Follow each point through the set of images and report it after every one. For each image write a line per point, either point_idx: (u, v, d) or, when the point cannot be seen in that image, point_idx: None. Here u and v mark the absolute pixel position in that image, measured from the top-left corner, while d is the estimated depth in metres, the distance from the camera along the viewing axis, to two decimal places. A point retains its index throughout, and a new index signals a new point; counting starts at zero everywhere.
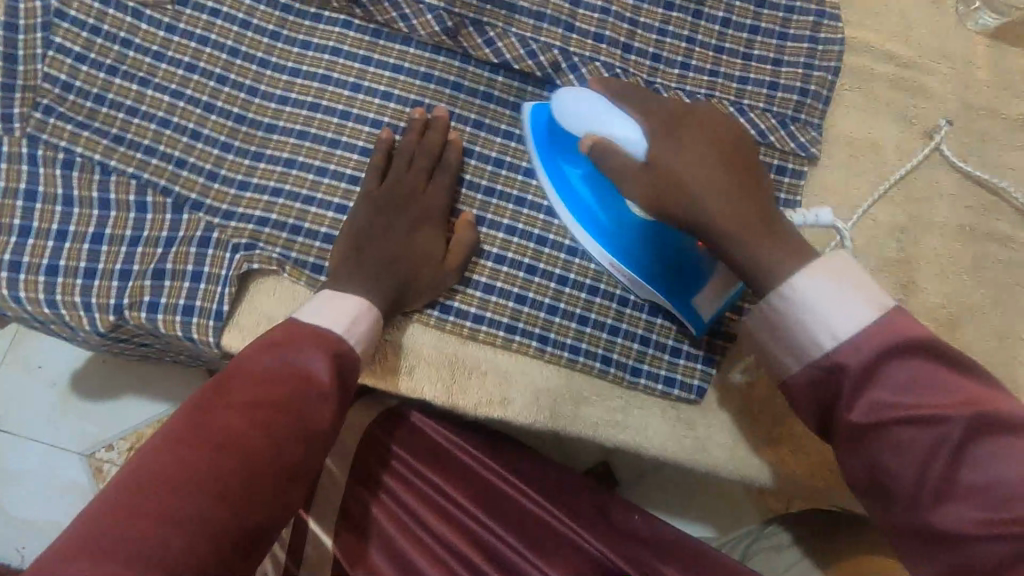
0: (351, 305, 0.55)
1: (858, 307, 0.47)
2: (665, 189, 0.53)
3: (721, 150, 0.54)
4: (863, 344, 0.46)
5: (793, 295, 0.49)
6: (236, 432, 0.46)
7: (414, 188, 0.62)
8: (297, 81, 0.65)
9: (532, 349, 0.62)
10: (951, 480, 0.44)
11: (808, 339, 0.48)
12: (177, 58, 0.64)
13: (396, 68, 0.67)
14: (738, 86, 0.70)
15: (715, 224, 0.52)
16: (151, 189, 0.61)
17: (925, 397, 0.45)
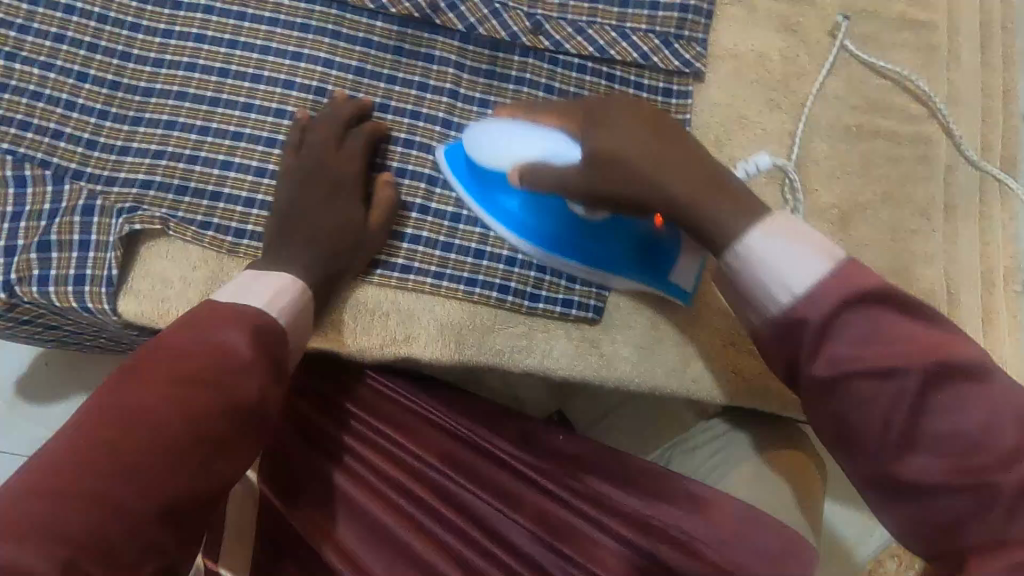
0: (275, 280, 0.54)
1: (809, 259, 0.43)
2: (607, 174, 0.49)
3: (642, 133, 0.49)
4: (825, 295, 0.42)
5: (748, 255, 0.45)
6: (155, 411, 0.44)
7: (327, 154, 0.61)
8: (171, 43, 0.65)
9: (429, 286, 0.63)
10: (910, 435, 0.41)
11: (765, 297, 0.45)
12: (44, 30, 0.63)
13: (271, 22, 0.66)
14: (620, 9, 0.70)
15: (677, 195, 0.48)
16: (28, 162, 0.60)
17: (883, 345, 0.41)
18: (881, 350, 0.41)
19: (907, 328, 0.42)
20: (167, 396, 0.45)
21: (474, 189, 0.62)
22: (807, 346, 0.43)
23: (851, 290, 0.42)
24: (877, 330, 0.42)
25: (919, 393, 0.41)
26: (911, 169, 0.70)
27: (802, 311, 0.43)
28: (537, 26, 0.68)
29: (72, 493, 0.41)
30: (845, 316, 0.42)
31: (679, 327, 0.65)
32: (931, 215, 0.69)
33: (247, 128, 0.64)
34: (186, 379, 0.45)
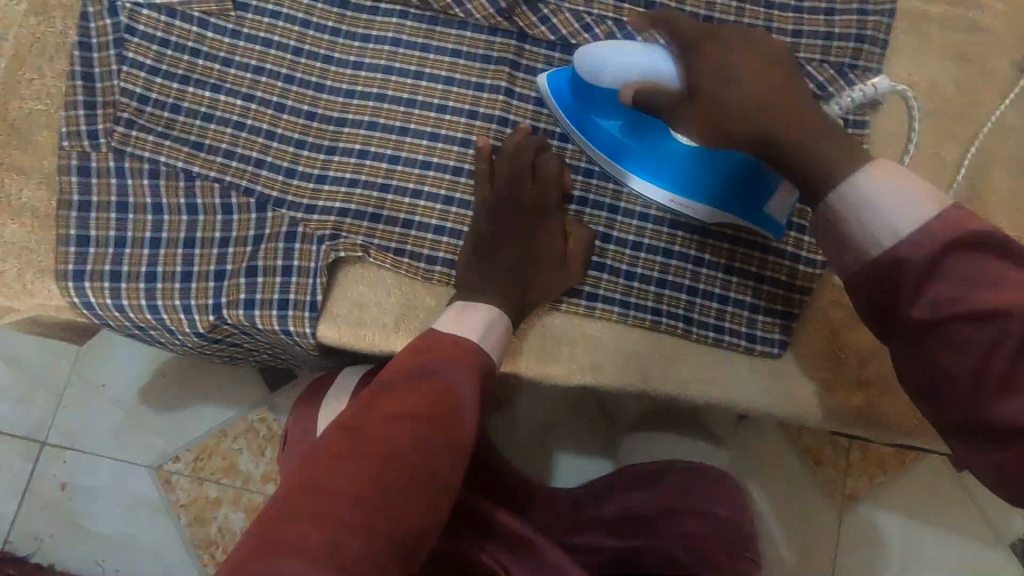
0: (485, 312, 0.57)
1: (918, 200, 0.43)
2: (700, 112, 0.51)
3: (752, 57, 0.50)
4: (933, 235, 0.41)
5: (856, 199, 0.45)
6: (395, 445, 0.44)
7: (518, 165, 0.63)
8: (361, 74, 0.67)
9: (615, 315, 0.63)
10: (1010, 372, 0.40)
11: (868, 234, 0.44)
12: (245, 63, 0.66)
13: (455, 54, 0.68)
14: (793, 39, 0.70)
15: (769, 129, 0.48)
16: (235, 191, 0.63)
17: (982, 289, 0.40)
18: (981, 293, 0.40)
19: (1007, 273, 0.41)
20: (402, 428, 0.45)
21: (571, 114, 0.63)
22: (905, 287, 0.42)
23: (951, 232, 0.41)
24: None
25: (1019, 335, 0.39)
26: None
27: (907, 253, 0.42)
28: None
29: (329, 523, 0.40)
30: (950, 252, 0.41)
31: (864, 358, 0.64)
32: None
33: (434, 156, 0.66)
34: (415, 414, 0.46)
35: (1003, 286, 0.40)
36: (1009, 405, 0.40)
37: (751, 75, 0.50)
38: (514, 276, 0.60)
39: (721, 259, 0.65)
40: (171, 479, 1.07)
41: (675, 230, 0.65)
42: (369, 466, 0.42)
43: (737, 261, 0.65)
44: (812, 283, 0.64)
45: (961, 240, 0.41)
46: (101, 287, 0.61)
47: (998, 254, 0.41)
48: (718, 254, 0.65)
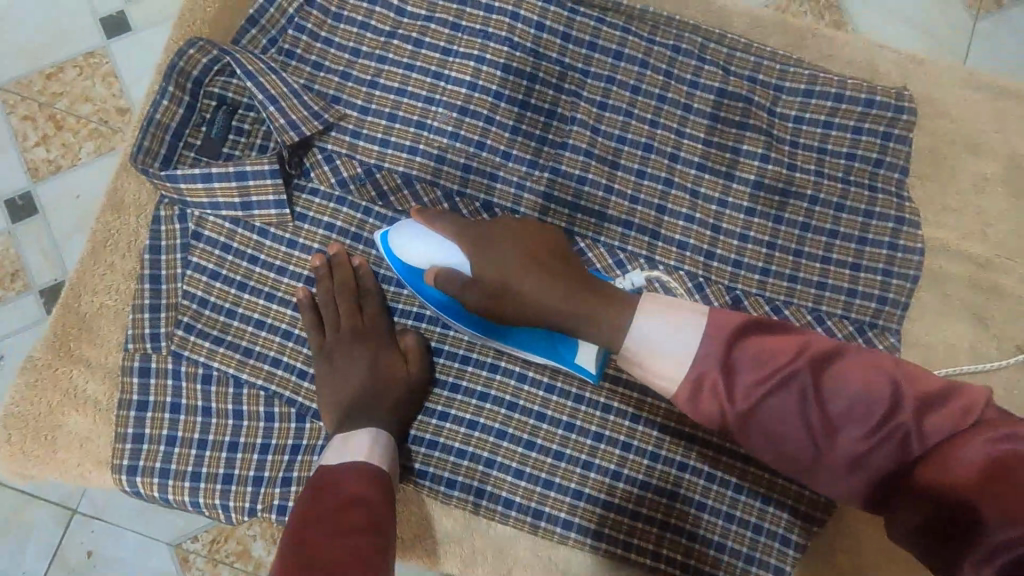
0: (363, 432, 0.62)
1: (684, 327, 0.54)
2: (516, 301, 0.61)
3: (525, 249, 0.63)
4: (711, 347, 0.53)
5: (636, 337, 0.56)
6: (331, 547, 0.47)
7: (363, 323, 0.69)
8: (404, 292, 0.72)
9: (618, 554, 0.68)
10: (828, 420, 0.50)
11: (672, 369, 0.54)
12: (298, 272, 0.71)
13: None
14: (817, 292, 0.73)
15: (567, 315, 0.59)
16: (278, 399, 0.68)
17: (767, 364, 0.51)
18: (770, 369, 0.51)
19: (780, 345, 0.52)
20: (333, 555, 0.47)
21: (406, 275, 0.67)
22: (723, 390, 0.52)
23: (725, 336, 0.53)
24: (844, 384, 0.50)
25: (813, 388, 0.50)
26: None
27: (699, 366, 0.53)
28: (736, 301, 0.73)
29: None
30: (732, 350, 0.52)
31: None
32: None
33: (463, 379, 0.70)
34: (339, 546, 0.48)
35: (780, 356, 0.51)
36: (839, 441, 0.50)
37: (512, 258, 0.62)
38: (386, 421, 0.65)
39: (723, 505, 0.69)
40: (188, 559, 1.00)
41: (682, 472, 0.69)
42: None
43: (738, 510, 0.69)
44: (807, 540, 0.68)
45: (728, 332, 0.53)
46: (151, 482, 0.67)
47: (754, 335, 0.53)
48: (720, 501, 0.69)
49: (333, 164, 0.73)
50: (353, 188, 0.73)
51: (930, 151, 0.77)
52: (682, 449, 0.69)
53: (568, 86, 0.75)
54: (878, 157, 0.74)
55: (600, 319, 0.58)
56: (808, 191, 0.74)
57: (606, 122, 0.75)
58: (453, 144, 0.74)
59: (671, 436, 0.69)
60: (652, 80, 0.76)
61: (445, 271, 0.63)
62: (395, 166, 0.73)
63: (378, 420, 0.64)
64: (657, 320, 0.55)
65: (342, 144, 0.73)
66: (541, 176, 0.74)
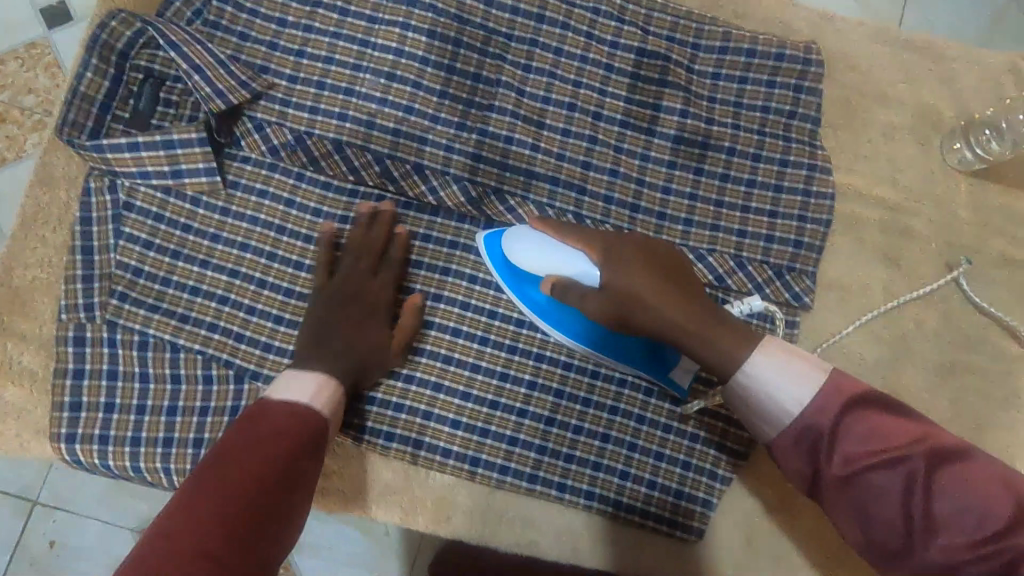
0: (315, 376, 0.61)
1: (808, 377, 0.54)
2: (618, 304, 0.61)
3: (658, 264, 0.62)
4: (827, 406, 0.53)
5: (755, 378, 0.56)
6: (275, 457, 0.51)
7: (364, 285, 0.70)
8: (338, 254, 0.73)
9: (552, 496, 0.71)
10: (932, 519, 0.49)
11: (777, 411, 0.55)
12: (231, 239, 0.72)
13: (425, 238, 0.74)
14: (738, 239, 0.76)
15: (679, 329, 0.59)
16: (215, 362, 0.70)
17: (881, 442, 0.52)
18: (884, 450, 0.51)
19: (898, 424, 0.52)
20: (265, 458, 0.51)
21: (507, 275, 0.70)
22: (819, 455, 0.54)
23: (843, 398, 0.53)
24: (873, 432, 0.52)
25: (927, 474, 0.50)
26: (1001, 404, 0.76)
27: (784, 411, 0.55)
28: None
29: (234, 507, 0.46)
30: (845, 419, 0.53)
31: (774, 534, 0.73)
32: (1013, 453, 0.76)
33: None
34: (244, 494, 0.47)
35: (893, 437, 0.51)
36: (934, 541, 0.49)
37: (656, 274, 0.61)
38: (366, 367, 0.67)
39: (653, 445, 0.72)
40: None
41: (614, 415, 0.72)
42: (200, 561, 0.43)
43: (667, 448, 0.72)
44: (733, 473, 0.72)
45: (851, 398, 0.53)
46: (91, 448, 0.68)
47: (877, 408, 0.53)
48: (650, 441, 0.72)
49: (262, 132, 0.74)
50: (283, 155, 0.74)
51: (842, 102, 0.80)
52: (613, 393, 0.72)
53: (492, 50, 0.77)
54: (791, 108, 0.78)
55: (715, 344, 0.58)
56: (726, 143, 0.77)
57: (531, 84, 0.77)
58: (382, 109, 0.76)
59: (602, 381, 0.73)
60: (574, 41, 0.78)
61: (564, 284, 0.63)
62: (325, 132, 0.75)
63: (338, 370, 0.64)
64: (775, 365, 0.55)
65: (271, 112, 0.74)
66: (469, 137, 0.76)
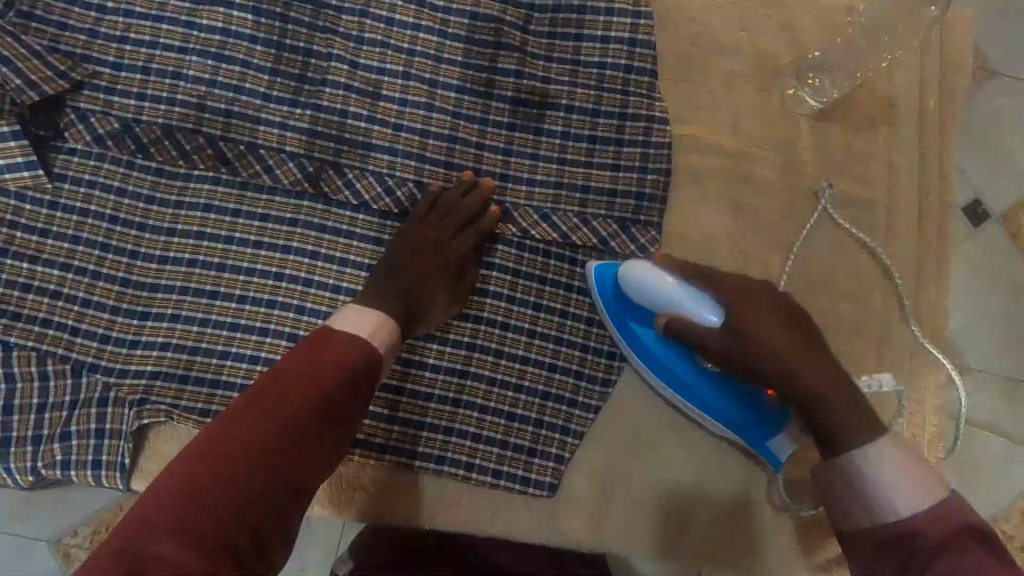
0: (376, 312, 0.61)
1: (926, 489, 0.50)
2: (740, 358, 0.62)
3: (791, 324, 0.63)
4: (936, 520, 0.48)
5: (867, 466, 0.52)
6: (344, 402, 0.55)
7: (436, 224, 0.72)
8: (175, 240, 0.72)
9: (401, 463, 0.71)
10: None
11: (880, 508, 0.51)
12: (61, 232, 0.71)
13: (263, 217, 0.73)
14: (582, 196, 0.76)
15: (801, 384, 0.59)
16: (51, 358, 0.69)
17: (973, 569, 0.45)
18: (968, 574, 0.45)
19: (994, 564, 0.46)
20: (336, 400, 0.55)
21: (613, 307, 0.71)
22: (904, 557, 0.48)
23: (958, 524, 0.48)
24: (970, 559, 0.46)
25: None
26: (848, 340, 0.78)
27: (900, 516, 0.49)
28: (506, 213, 0.76)
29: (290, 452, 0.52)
30: (945, 536, 0.47)
31: (627, 482, 0.73)
32: (862, 385, 0.78)
33: (242, 318, 0.72)
34: (306, 404, 0.53)
35: (995, 573, 0.45)
36: None
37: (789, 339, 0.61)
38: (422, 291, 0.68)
39: (504, 406, 0.73)
40: (69, 553, 0.97)
41: (464, 379, 0.73)
42: (243, 453, 0.50)
43: (519, 408, 0.73)
44: (584, 427, 0.73)
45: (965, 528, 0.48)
46: None
47: (979, 543, 0.47)
48: (502, 402, 0.73)
49: (87, 122, 0.73)
50: (110, 143, 0.73)
51: (681, 55, 0.81)
52: (462, 358, 0.73)
53: (322, 23, 0.76)
54: (627, 63, 0.78)
55: (830, 407, 0.57)
56: (564, 102, 0.77)
57: (364, 56, 0.77)
58: (212, 90, 0.74)
59: (450, 347, 0.73)
60: (406, 10, 0.77)
61: (678, 320, 0.64)
62: (153, 118, 0.73)
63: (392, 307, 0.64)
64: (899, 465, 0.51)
65: (95, 101, 0.73)
66: (303, 113, 0.75)
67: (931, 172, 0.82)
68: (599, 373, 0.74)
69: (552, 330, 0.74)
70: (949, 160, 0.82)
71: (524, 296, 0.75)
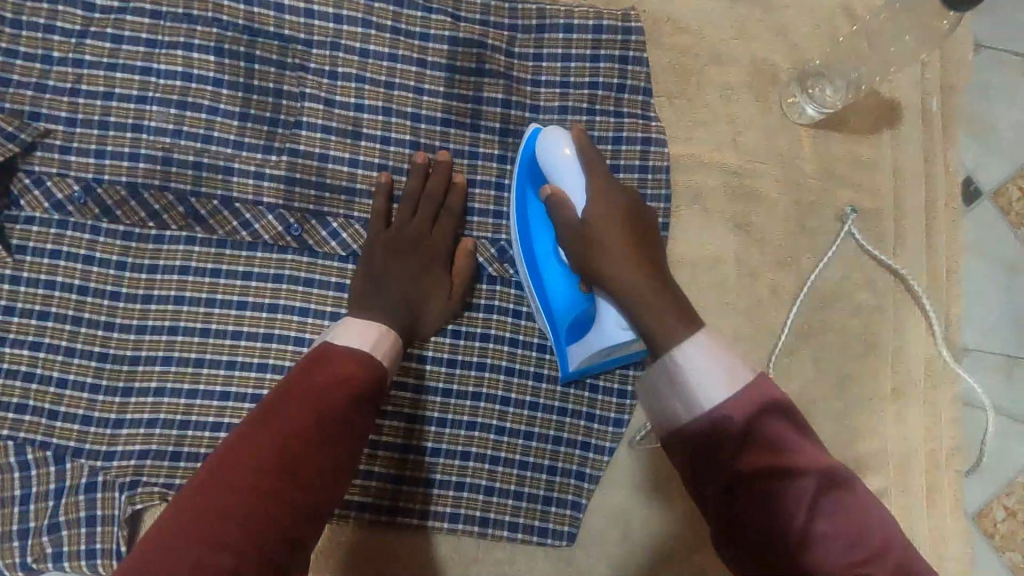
0: (372, 324, 0.59)
1: (731, 378, 0.46)
2: (608, 236, 0.61)
3: (635, 233, 0.62)
4: (736, 409, 0.45)
5: (679, 363, 0.49)
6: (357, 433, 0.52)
7: (422, 231, 0.69)
8: (152, 307, 0.67)
9: (414, 524, 0.69)
10: (808, 535, 0.41)
11: (689, 400, 0.47)
12: (28, 308, 0.66)
13: (246, 275, 0.69)
14: None
15: (636, 288, 0.58)
16: (29, 445, 0.64)
17: (785, 450, 0.44)
18: (783, 459, 0.43)
19: (799, 440, 0.44)
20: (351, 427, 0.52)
21: (525, 168, 0.70)
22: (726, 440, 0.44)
23: (760, 397, 0.45)
24: (781, 437, 0.44)
25: (811, 495, 0.42)
26: (863, 357, 0.76)
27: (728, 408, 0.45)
28: (502, 252, 0.72)
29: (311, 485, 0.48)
30: (758, 417, 0.45)
31: (647, 524, 0.72)
32: (879, 403, 0.75)
33: (233, 385, 0.68)
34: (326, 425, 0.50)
35: (797, 451, 0.44)
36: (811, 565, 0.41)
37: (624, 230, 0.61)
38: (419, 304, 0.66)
39: (516, 455, 0.70)
40: None
41: (472, 431, 0.70)
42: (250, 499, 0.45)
43: (531, 455, 0.70)
44: (600, 470, 0.71)
45: (765, 405, 0.45)
46: None
47: (788, 420, 0.45)
48: (513, 451, 0.70)
49: (44, 186, 0.67)
50: (72, 208, 0.67)
51: (674, 69, 0.77)
52: (468, 408, 0.70)
53: (291, 60, 0.71)
54: (619, 82, 0.74)
55: (652, 309, 0.56)
56: (555, 129, 0.74)
57: (339, 92, 0.71)
58: (178, 142, 0.69)
59: (455, 398, 0.70)
60: (380, 39, 0.72)
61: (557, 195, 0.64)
62: (116, 177, 0.68)
63: (392, 315, 0.62)
64: (701, 360, 0.48)
65: (51, 162, 0.67)
66: (280, 160, 0.70)
67: (937, 175, 0.79)
68: (611, 413, 0.71)
69: (559, 372, 0.71)
70: (954, 160, 0.80)
71: (527, 338, 0.71)
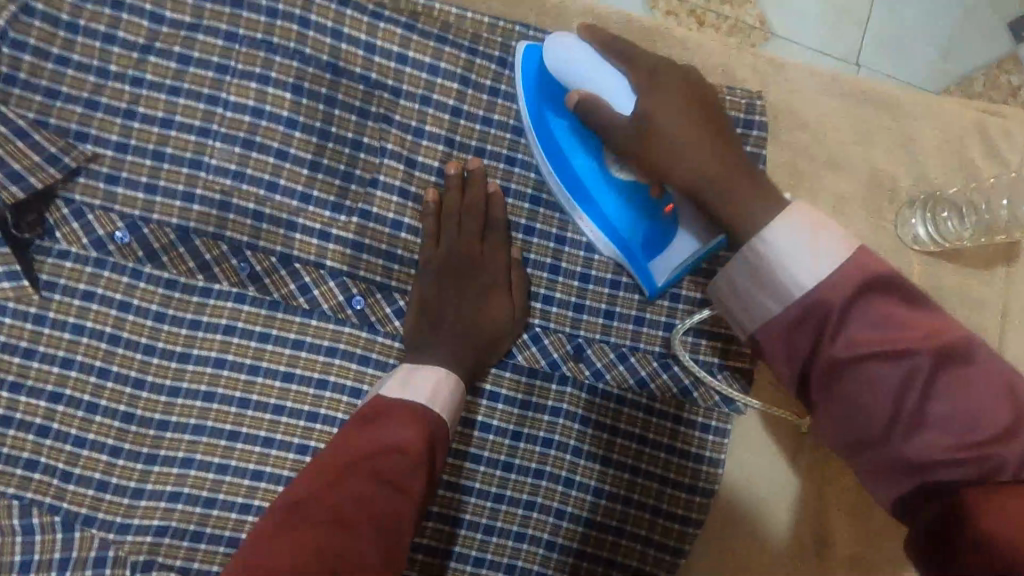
0: (431, 372, 0.57)
1: (831, 259, 0.45)
2: (659, 140, 0.55)
3: (695, 97, 0.57)
4: (840, 287, 0.44)
5: (764, 248, 0.47)
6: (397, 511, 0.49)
7: (473, 250, 0.64)
8: (188, 368, 0.61)
9: None
10: (919, 415, 0.43)
11: (781, 285, 0.46)
12: (50, 353, 0.59)
13: (296, 344, 0.62)
14: (665, 333, 0.67)
15: (711, 158, 0.54)
16: (36, 507, 0.58)
17: (893, 329, 0.44)
18: (886, 334, 0.43)
19: (910, 316, 0.44)
20: (390, 505, 0.49)
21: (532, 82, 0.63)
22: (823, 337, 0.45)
23: (861, 278, 0.44)
24: (885, 317, 0.44)
25: (925, 373, 0.43)
26: None
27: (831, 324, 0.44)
28: (578, 350, 0.66)
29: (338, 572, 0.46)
30: (858, 300, 0.44)
31: None
32: None
33: (267, 465, 0.61)
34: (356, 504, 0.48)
35: (906, 328, 0.44)
36: (919, 437, 0.43)
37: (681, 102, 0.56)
38: (476, 336, 0.62)
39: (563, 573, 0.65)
40: None
41: (520, 543, 0.65)
42: None
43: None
44: None
45: (868, 286, 0.44)
46: None
47: (886, 290, 0.45)
48: (561, 569, 0.65)
49: (83, 219, 0.59)
50: (112, 248, 0.60)
51: (788, 169, 0.70)
52: (519, 518, 0.65)
53: (375, 109, 0.63)
54: None
55: (741, 189, 0.52)
56: None
57: (424, 151, 0.64)
58: (239, 185, 0.61)
59: (507, 505, 0.64)
60: (476, 98, 0.65)
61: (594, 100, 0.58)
62: (166, 217, 0.60)
63: (456, 360, 0.60)
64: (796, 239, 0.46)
65: (94, 192, 0.60)
66: (349, 221, 0.63)
67: None
68: (670, 541, 0.67)
69: (621, 490, 0.66)
70: None
71: (593, 448, 0.66)
